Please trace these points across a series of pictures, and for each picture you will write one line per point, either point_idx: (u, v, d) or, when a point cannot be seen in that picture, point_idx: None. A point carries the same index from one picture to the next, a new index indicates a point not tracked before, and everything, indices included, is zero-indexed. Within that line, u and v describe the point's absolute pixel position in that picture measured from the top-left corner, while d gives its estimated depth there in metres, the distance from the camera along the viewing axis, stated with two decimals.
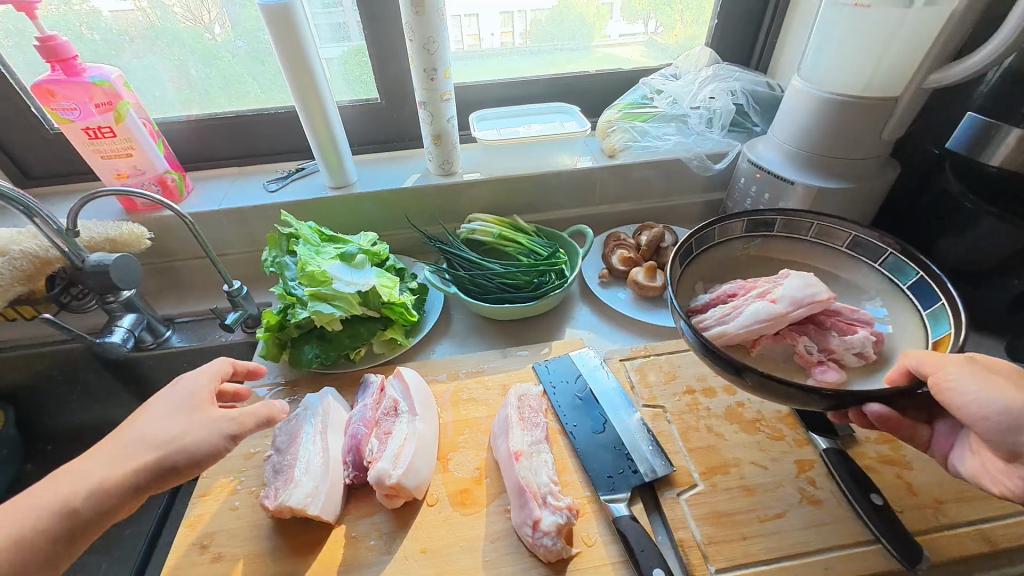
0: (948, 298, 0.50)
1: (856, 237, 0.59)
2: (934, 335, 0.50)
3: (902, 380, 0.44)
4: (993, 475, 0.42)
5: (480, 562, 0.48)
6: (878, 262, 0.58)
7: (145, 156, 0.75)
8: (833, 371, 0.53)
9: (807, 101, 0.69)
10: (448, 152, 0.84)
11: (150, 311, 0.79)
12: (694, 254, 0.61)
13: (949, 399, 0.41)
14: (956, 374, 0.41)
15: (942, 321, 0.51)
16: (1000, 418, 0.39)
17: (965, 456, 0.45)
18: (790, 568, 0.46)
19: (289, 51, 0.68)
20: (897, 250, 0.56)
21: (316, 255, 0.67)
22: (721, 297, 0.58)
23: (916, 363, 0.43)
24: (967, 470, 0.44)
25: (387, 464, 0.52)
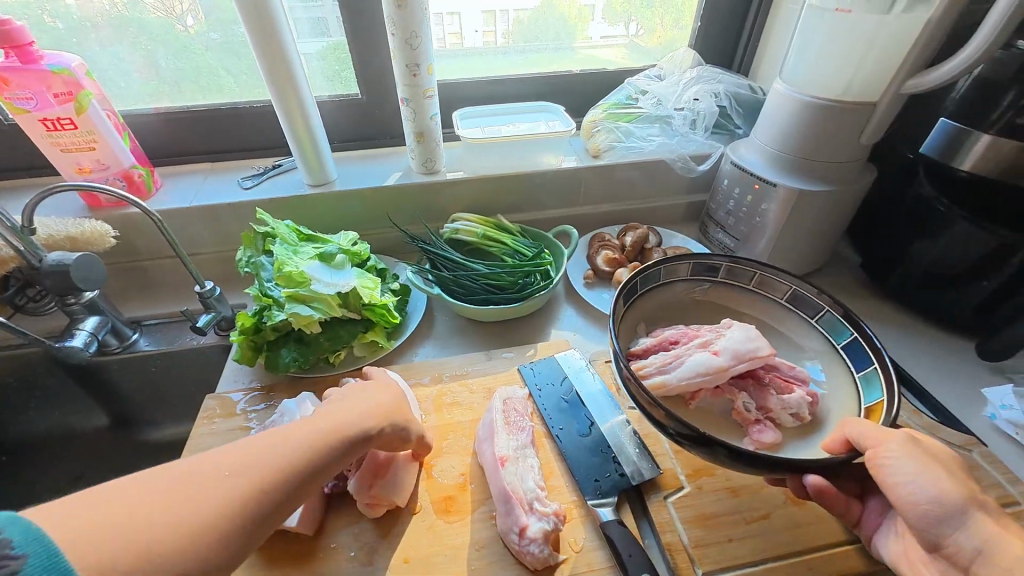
0: (881, 364, 0.50)
1: (794, 290, 0.59)
2: (868, 401, 0.50)
3: (841, 450, 0.44)
4: (914, 564, 0.43)
5: (466, 571, 0.47)
6: (816, 318, 0.58)
7: (109, 150, 0.71)
8: (768, 430, 0.52)
9: (788, 104, 0.70)
10: (431, 150, 0.82)
11: (116, 313, 0.76)
12: (639, 293, 0.60)
13: (885, 479, 0.40)
14: (897, 453, 0.40)
15: (874, 385, 0.50)
16: (929, 510, 0.38)
17: (890, 538, 0.45)
18: (776, 569, 0.47)
19: (264, 43, 0.65)
20: (836, 309, 0.56)
21: (293, 255, 0.65)
22: (665, 345, 0.58)
23: (859, 433, 0.42)
24: (890, 555, 0.44)
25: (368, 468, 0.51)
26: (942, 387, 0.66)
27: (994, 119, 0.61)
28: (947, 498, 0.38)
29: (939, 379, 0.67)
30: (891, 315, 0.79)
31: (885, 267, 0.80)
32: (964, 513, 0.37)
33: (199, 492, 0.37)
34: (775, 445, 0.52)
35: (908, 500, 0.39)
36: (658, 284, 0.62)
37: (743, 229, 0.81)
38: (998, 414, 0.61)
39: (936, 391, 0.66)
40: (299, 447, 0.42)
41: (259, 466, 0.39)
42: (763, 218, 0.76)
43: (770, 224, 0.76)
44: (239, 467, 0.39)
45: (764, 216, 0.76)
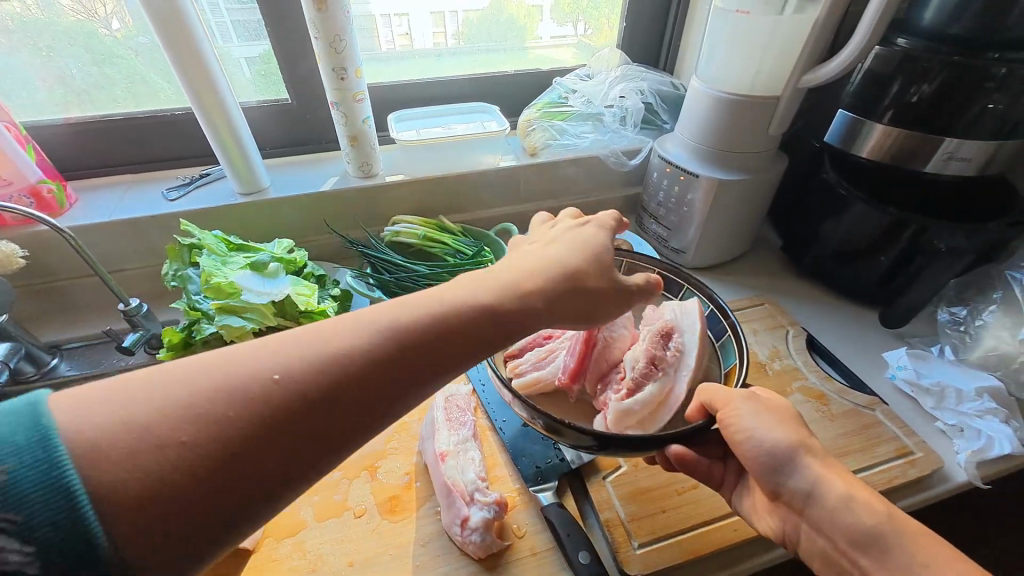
0: (734, 331, 0.52)
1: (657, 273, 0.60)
2: (726, 363, 0.52)
3: (698, 416, 0.47)
4: (761, 516, 0.47)
5: (411, 568, 0.47)
6: (676, 295, 0.60)
7: (13, 164, 0.66)
8: (646, 388, 0.50)
9: (704, 100, 0.75)
10: (367, 154, 0.81)
11: (30, 338, 0.70)
12: None
13: (734, 440, 0.44)
14: (744, 417, 0.44)
15: (729, 351, 0.52)
16: (770, 461, 0.43)
17: (746, 496, 0.48)
18: (704, 534, 0.50)
19: (178, 48, 0.63)
20: (694, 284, 0.58)
21: (222, 266, 0.63)
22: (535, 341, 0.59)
23: (710, 400, 0.46)
24: (744, 509, 0.48)
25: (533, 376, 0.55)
26: (852, 355, 0.72)
27: (886, 105, 0.67)
28: (779, 451, 0.43)
29: (848, 348, 0.74)
30: (809, 291, 0.86)
31: (801, 248, 0.86)
32: (795, 460, 0.43)
33: (216, 389, 0.29)
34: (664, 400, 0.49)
35: (753, 455, 0.44)
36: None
37: (674, 219, 0.85)
38: (897, 373, 0.67)
39: (846, 358, 0.72)
40: (372, 342, 0.33)
41: (302, 376, 0.30)
42: (690, 207, 0.81)
43: (697, 212, 0.81)
44: (272, 376, 0.30)
45: (690, 205, 0.81)
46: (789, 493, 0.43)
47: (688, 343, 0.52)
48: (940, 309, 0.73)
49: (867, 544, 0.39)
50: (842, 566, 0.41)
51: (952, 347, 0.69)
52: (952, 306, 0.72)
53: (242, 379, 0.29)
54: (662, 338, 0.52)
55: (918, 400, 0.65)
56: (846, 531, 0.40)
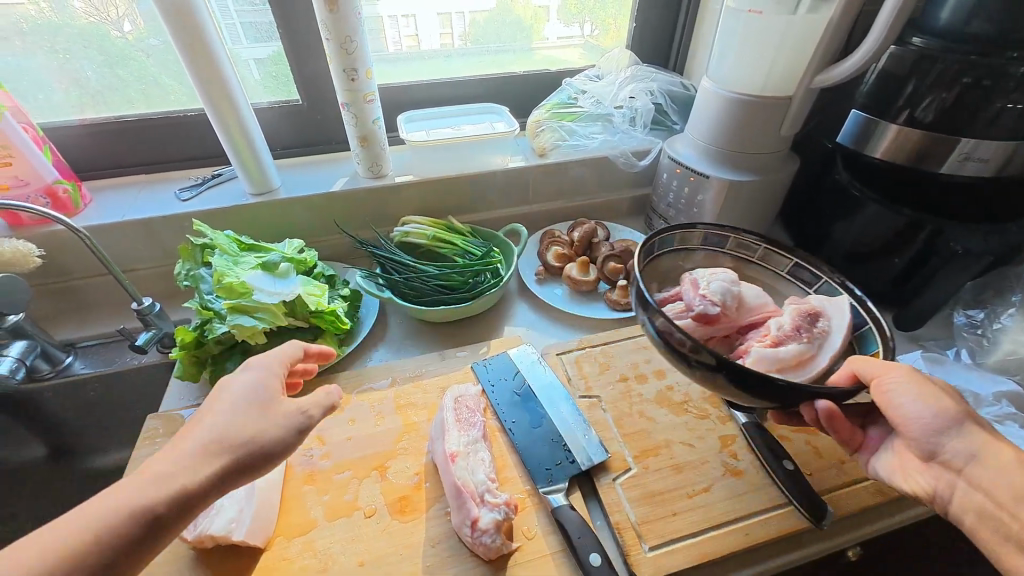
0: (882, 323, 0.50)
1: (796, 261, 0.58)
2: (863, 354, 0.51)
3: (846, 382, 0.45)
4: (909, 476, 0.47)
5: (421, 569, 0.47)
6: (811, 287, 0.58)
7: (28, 166, 0.67)
8: (789, 345, 0.49)
9: (715, 101, 0.74)
10: (377, 154, 0.82)
11: (46, 336, 0.72)
12: (653, 254, 0.58)
13: (886, 404, 0.44)
14: (897, 382, 0.43)
15: (869, 341, 0.51)
16: (929, 426, 0.44)
17: (887, 457, 0.49)
18: (716, 537, 0.50)
19: (193, 51, 0.64)
20: (834, 277, 0.56)
21: (233, 266, 0.63)
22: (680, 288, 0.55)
23: (868, 369, 0.44)
24: (886, 471, 0.49)
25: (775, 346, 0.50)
26: None
27: (900, 107, 0.66)
28: (943, 417, 0.44)
29: None
30: None
31: (813, 250, 0.85)
32: (961, 425, 0.43)
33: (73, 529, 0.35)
34: (778, 361, 0.48)
35: (914, 420, 0.44)
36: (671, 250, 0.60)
37: (684, 220, 0.85)
38: None
39: None
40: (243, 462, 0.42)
41: (119, 513, 0.36)
42: (700, 208, 0.80)
43: (707, 213, 0.80)
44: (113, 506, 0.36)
45: (700, 206, 0.80)
46: (947, 458, 0.44)
47: (835, 328, 0.51)
48: (956, 311, 0.72)
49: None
50: (1005, 522, 0.40)
51: (969, 350, 0.68)
52: (968, 309, 0.71)
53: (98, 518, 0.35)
54: (812, 315, 0.51)
55: None
56: (1006, 491, 0.41)
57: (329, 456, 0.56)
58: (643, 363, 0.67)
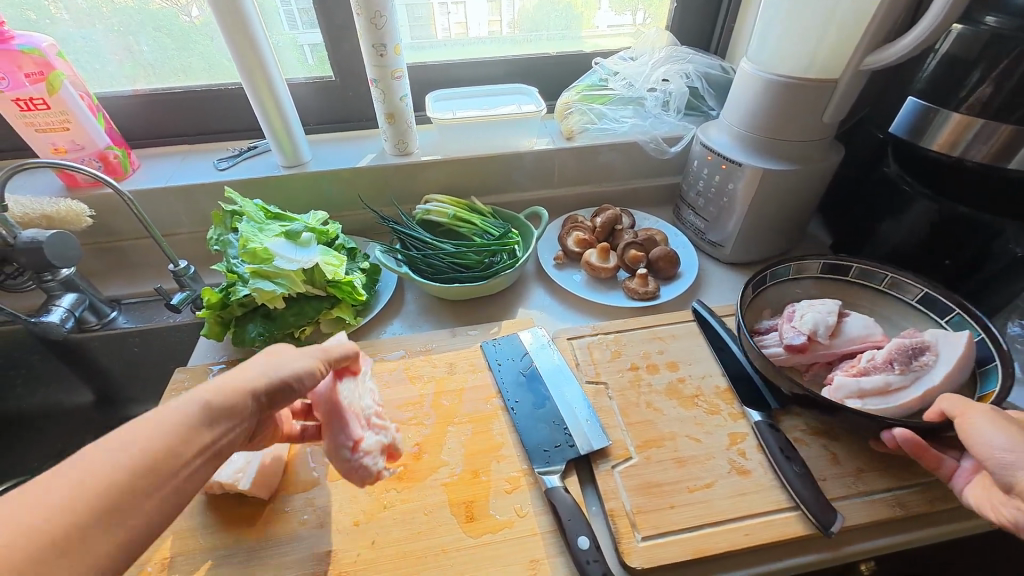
0: (1005, 361, 0.51)
1: (926, 292, 0.61)
2: (981, 390, 0.52)
3: (936, 420, 0.47)
4: (996, 507, 0.42)
5: (412, 534, 0.48)
6: (944, 320, 0.59)
7: (82, 131, 0.73)
8: (877, 377, 0.54)
9: (753, 83, 0.70)
10: (403, 131, 0.83)
11: (93, 291, 0.77)
12: (766, 283, 0.66)
13: (967, 436, 0.43)
14: (981, 420, 0.43)
15: (992, 377, 0.52)
16: (1004, 461, 0.40)
17: (976, 488, 0.44)
18: (714, 534, 0.48)
19: (231, 25, 0.66)
20: (966, 311, 0.57)
21: (259, 232, 0.66)
22: (777, 321, 0.64)
23: (949, 407, 0.46)
24: (976, 501, 0.44)
25: (889, 376, 0.53)
26: None
27: (963, 97, 0.59)
28: None
29: None
30: None
31: (858, 248, 0.80)
32: None
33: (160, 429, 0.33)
34: (893, 390, 0.53)
35: (987, 453, 0.41)
36: (786, 279, 0.68)
37: (714, 210, 0.81)
38: None
39: None
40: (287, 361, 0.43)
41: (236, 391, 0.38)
42: (731, 197, 0.77)
43: (738, 203, 0.76)
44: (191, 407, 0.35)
45: (731, 195, 0.76)
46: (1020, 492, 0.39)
47: (938, 365, 0.53)
48: (1011, 320, 0.66)
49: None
50: None
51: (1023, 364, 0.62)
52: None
53: (141, 442, 0.32)
54: (915, 349, 0.55)
55: None
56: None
57: None
58: (655, 353, 0.65)
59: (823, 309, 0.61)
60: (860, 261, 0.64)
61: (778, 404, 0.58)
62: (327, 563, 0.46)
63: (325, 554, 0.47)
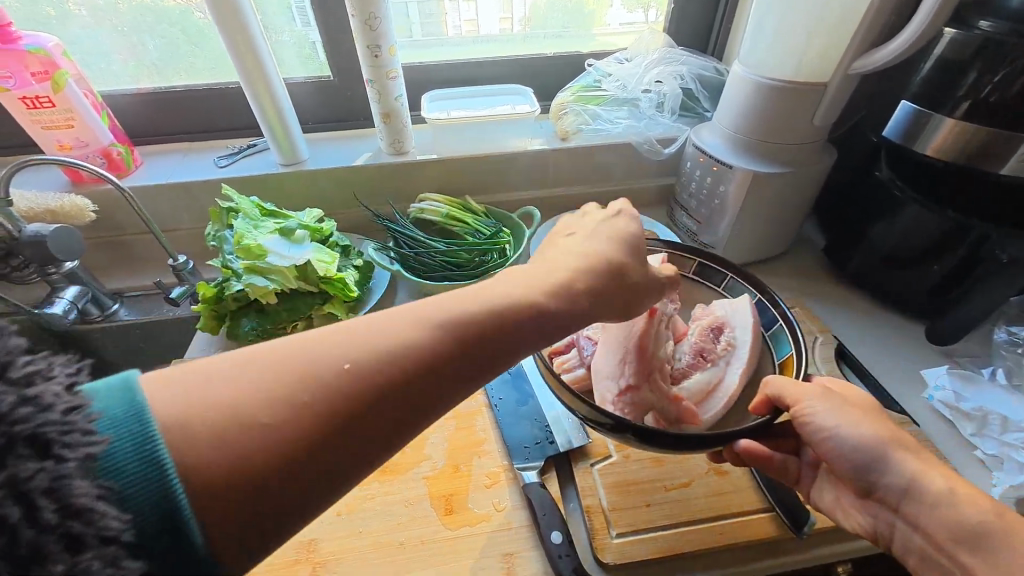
0: (788, 323, 0.53)
1: (731, 279, 0.60)
2: (779, 355, 0.54)
3: (765, 410, 0.45)
4: (847, 513, 0.46)
5: (392, 524, 0.49)
6: (721, 286, 0.62)
7: (86, 128, 0.74)
8: (696, 378, 0.55)
9: (744, 86, 0.70)
10: (399, 131, 0.84)
11: (97, 284, 0.79)
12: None
13: (812, 428, 0.44)
14: (815, 406, 0.43)
15: (782, 341, 0.53)
16: (861, 460, 0.43)
17: (825, 491, 0.48)
18: (686, 533, 0.48)
19: (229, 26, 0.68)
20: (738, 273, 0.60)
21: (253, 229, 0.67)
22: (575, 337, 0.59)
23: (775, 392, 0.45)
24: (827, 503, 0.47)
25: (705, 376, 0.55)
26: (888, 364, 0.67)
27: (960, 97, 0.59)
28: (865, 443, 0.42)
29: (882, 360, 0.68)
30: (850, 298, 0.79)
31: (848, 253, 0.79)
32: (889, 454, 0.42)
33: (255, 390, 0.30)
34: (713, 389, 0.54)
35: (846, 453, 0.43)
36: None
37: (706, 212, 0.81)
38: (935, 395, 0.61)
39: (874, 368, 0.66)
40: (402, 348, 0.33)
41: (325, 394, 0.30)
42: (722, 199, 0.77)
43: (729, 206, 0.77)
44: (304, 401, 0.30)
45: (722, 197, 0.77)
46: (885, 494, 0.42)
47: (741, 339, 0.55)
48: (998, 326, 0.66)
49: (971, 541, 0.38)
50: (943, 564, 0.39)
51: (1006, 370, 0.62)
52: (1012, 325, 0.66)
53: (235, 423, 0.28)
54: (714, 334, 0.57)
55: (955, 425, 0.59)
56: (947, 529, 0.39)
57: None
58: None
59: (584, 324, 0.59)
60: (665, 246, 0.63)
61: None
62: (309, 551, 0.48)
63: (307, 542, 0.48)
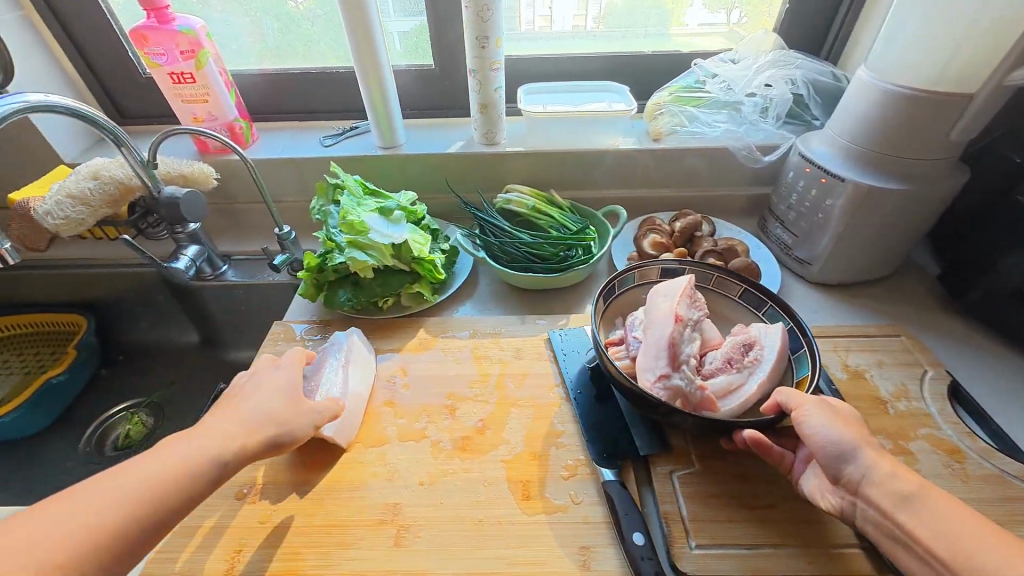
0: (813, 347, 0.51)
1: (773, 305, 0.56)
2: (796, 375, 0.51)
3: (771, 413, 0.48)
4: (822, 495, 0.46)
5: (471, 501, 0.51)
6: (760, 312, 0.58)
7: (218, 103, 0.82)
8: (721, 379, 0.51)
9: (869, 93, 0.65)
10: (493, 121, 0.86)
11: (212, 246, 0.87)
12: (617, 292, 0.60)
13: (803, 431, 0.45)
14: (813, 413, 0.45)
15: (804, 363, 0.51)
16: (831, 451, 0.43)
17: (811, 478, 0.47)
18: (774, 556, 0.46)
19: (353, 15, 0.72)
20: (778, 303, 0.56)
21: (357, 207, 0.71)
22: (624, 331, 0.57)
23: (784, 399, 0.47)
24: (812, 489, 0.47)
25: (730, 379, 0.51)
26: (1012, 411, 0.60)
27: None
28: (844, 440, 0.43)
29: (1007, 405, 0.61)
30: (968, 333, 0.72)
31: (968, 283, 0.72)
32: (856, 450, 0.43)
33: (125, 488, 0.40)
34: (735, 390, 0.50)
35: (819, 445, 0.44)
36: (631, 288, 0.62)
37: (806, 226, 0.77)
38: None
39: (995, 412, 0.60)
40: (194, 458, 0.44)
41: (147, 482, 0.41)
42: (827, 214, 0.73)
43: (835, 221, 0.72)
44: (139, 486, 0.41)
45: (827, 211, 0.72)
46: (847, 480, 0.43)
47: (768, 356, 0.51)
48: None
49: (907, 505, 0.39)
50: (894, 534, 0.39)
51: None
52: None
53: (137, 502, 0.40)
54: (745, 345, 0.53)
55: None
56: (889, 497, 0.40)
57: (408, 388, 0.63)
58: None
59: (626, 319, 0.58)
60: (716, 268, 0.59)
61: None
62: (394, 513, 0.50)
63: (393, 505, 0.51)
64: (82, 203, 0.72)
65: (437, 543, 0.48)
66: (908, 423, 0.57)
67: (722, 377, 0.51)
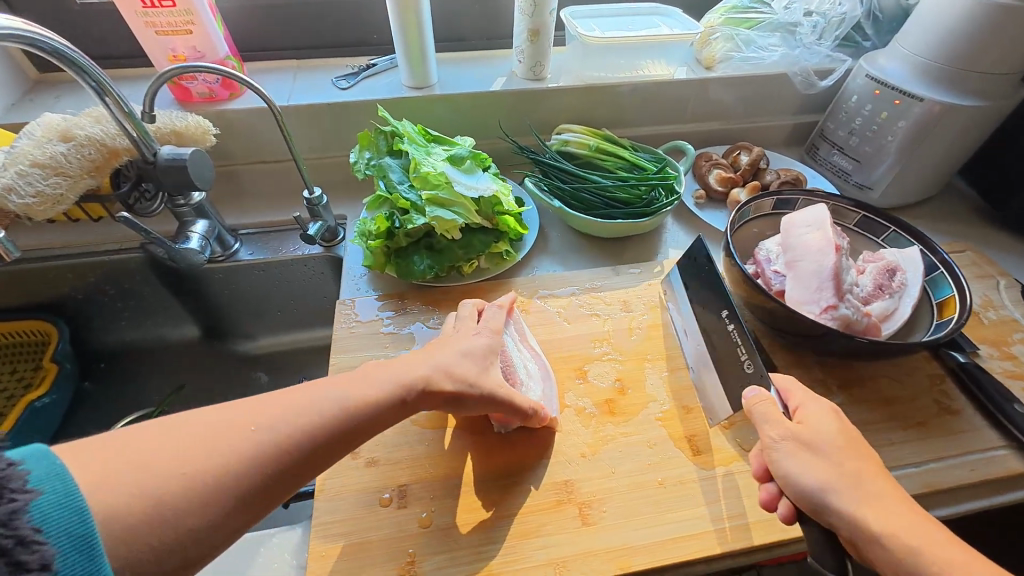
0: (951, 267, 0.54)
1: (895, 231, 0.60)
2: (936, 296, 0.55)
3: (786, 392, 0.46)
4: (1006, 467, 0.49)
5: (644, 465, 0.48)
6: (881, 239, 0.61)
7: (205, 35, 0.64)
8: (875, 304, 0.54)
9: (957, 6, 0.63)
10: (542, 52, 0.75)
11: (218, 219, 0.72)
12: (735, 228, 0.61)
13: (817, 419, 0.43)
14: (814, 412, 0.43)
15: (941, 284, 0.55)
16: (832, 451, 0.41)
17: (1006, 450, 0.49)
18: (940, 469, 0.48)
19: None
20: (902, 227, 0.60)
21: (426, 156, 0.61)
22: (759, 266, 0.58)
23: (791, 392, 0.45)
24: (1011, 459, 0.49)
25: (884, 302, 0.54)
26: None
27: None
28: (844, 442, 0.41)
29: None
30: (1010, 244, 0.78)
31: (1008, 196, 0.77)
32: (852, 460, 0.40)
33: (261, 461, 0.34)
34: (888, 316, 0.54)
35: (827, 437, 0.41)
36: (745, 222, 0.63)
37: (867, 150, 0.77)
38: None
39: None
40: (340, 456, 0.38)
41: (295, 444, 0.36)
42: (894, 137, 0.73)
43: (901, 144, 0.72)
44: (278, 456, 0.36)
45: (896, 134, 0.72)
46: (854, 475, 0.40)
47: (912, 281, 0.55)
48: None
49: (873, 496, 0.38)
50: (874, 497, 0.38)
51: None
52: None
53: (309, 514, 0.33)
54: (889, 271, 0.56)
55: None
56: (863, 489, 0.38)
57: None
58: None
59: (762, 249, 0.59)
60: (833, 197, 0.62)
61: (974, 347, 0.57)
62: (569, 492, 0.46)
63: (564, 483, 0.46)
64: (55, 171, 0.55)
65: (626, 513, 0.45)
66: (1004, 331, 0.61)
67: (878, 302, 0.54)
